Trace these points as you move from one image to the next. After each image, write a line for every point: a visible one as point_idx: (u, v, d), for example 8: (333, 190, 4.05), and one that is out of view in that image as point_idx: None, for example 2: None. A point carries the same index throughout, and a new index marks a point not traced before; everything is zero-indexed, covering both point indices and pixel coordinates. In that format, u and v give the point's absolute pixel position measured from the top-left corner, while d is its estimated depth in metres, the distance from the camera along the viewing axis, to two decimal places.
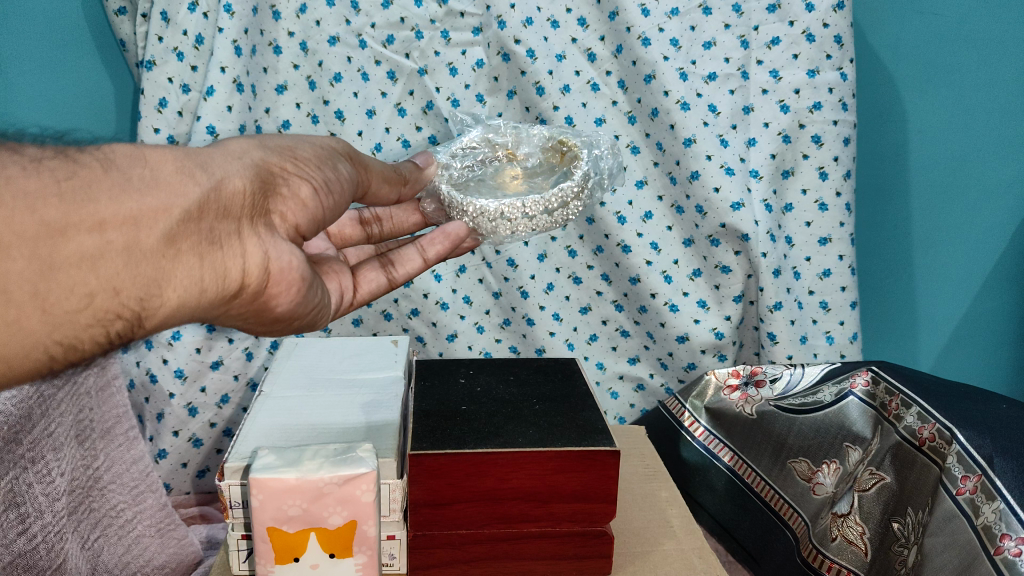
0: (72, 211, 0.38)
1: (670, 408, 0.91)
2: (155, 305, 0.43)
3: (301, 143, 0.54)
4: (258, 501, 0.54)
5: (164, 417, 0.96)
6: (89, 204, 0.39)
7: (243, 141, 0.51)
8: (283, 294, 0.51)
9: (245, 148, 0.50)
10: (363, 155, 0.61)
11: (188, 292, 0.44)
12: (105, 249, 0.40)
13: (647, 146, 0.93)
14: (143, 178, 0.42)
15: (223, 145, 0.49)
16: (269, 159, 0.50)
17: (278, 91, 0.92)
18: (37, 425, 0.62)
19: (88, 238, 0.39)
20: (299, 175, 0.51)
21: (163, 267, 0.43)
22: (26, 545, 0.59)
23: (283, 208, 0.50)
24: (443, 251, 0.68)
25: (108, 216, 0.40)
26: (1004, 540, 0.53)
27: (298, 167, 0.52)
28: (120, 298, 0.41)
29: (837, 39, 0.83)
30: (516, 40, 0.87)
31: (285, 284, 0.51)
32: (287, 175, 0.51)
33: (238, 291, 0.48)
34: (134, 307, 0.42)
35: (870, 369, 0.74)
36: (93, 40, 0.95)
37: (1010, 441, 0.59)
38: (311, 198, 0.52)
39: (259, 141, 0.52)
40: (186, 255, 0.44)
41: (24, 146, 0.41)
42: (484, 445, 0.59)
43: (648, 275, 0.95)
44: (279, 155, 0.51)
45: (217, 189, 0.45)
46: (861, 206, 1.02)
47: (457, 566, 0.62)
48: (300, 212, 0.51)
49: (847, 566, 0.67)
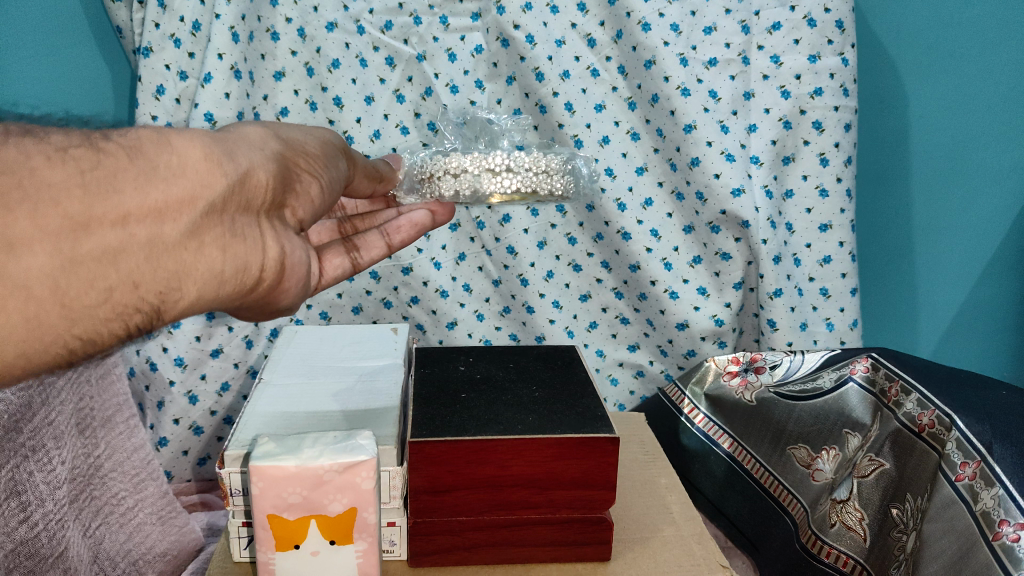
0: (96, 203, 0.36)
1: (669, 395, 0.92)
2: (174, 298, 0.42)
3: (308, 135, 0.54)
4: (258, 488, 0.54)
5: (165, 405, 0.97)
6: (113, 195, 0.37)
7: (256, 128, 0.49)
8: (290, 288, 0.52)
9: (265, 139, 0.48)
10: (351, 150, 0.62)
11: (207, 285, 0.43)
12: (128, 242, 0.38)
13: (647, 132, 0.92)
14: (170, 165, 0.40)
15: (240, 130, 0.47)
16: (286, 152, 0.49)
17: (277, 78, 0.91)
18: (38, 414, 0.62)
19: (111, 232, 0.37)
20: (311, 174, 0.52)
21: (185, 259, 0.41)
22: (27, 533, 0.59)
23: (294, 203, 0.51)
24: (407, 237, 0.69)
25: (132, 209, 0.38)
26: (1002, 526, 0.53)
27: (311, 164, 0.52)
28: (139, 292, 0.39)
29: (838, 25, 0.83)
30: (516, 25, 0.87)
31: (294, 278, 0.52)
32: (301, 171, 0.51)
33: (254, 285, 0.48)
34: (153, 301, 0.40)
35: (870, 355, 0.74)
36: (89, 27, 0.94)
37: (1010, 428, 0.58)
38: (318, 194, 0.53)
39: (268, 129, 0.50)
40: (208, 248, 0.42)
41: (49, 130, 0.38)
42: (484, 432, 0.59)
43: (647, 262, 0.95)
44: (293, 149, 0.50)
45: (243, 180, 0.44)
46: (862, 191, 1.02)
47: (457, 552, 0.62)
48: (307, 207, 0.52)
49: (847, 552, 0.67)
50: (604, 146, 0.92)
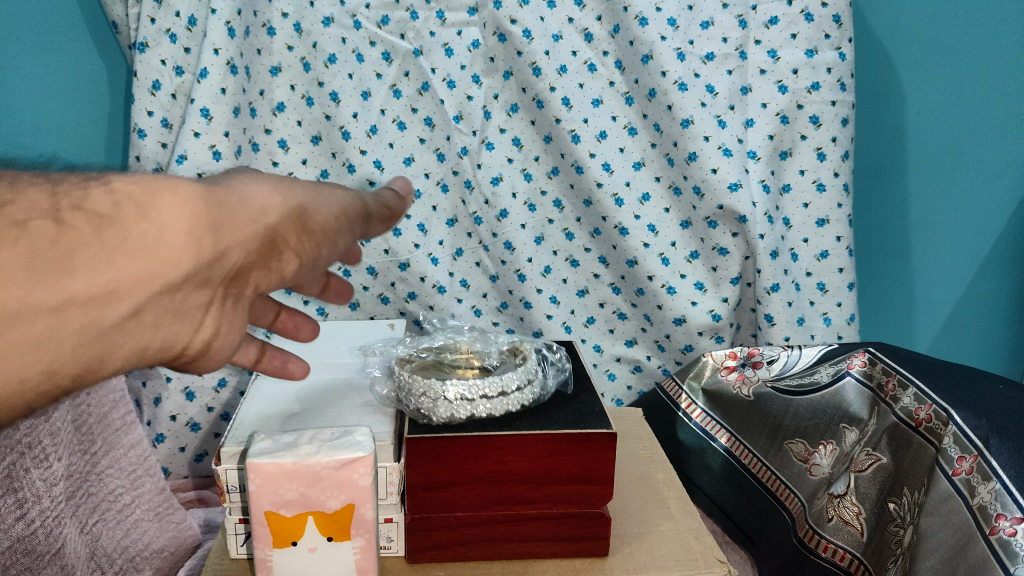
0: (41, 286, 0.31)
1: (667, 389, 0.92)
2: (90, 379, 0.35)
3: (321, 198, 0.43)
4: (256, 485, 0.54)
5: (162, 401, 0.96)
6: (64, 276, 0.31)
7: (261, 184, 0.41)
8: (214, 360, 0.43)
9: (267, 205, 0.40)
10: (364, 198, 0.46)
11: (129, 361, 0.36)
12: (59, 329, 0.32)
13: (645, 127, 0.92)
14: (143, 238, 0.34)
15: (240, 186, 0.40)
16: (282, 223, 0.40)
17: (273, 73, 0.90)
18: (33, 411, 0.62)
19: (46, 318, 0.31)
20: (298, 252, 0.42)
21: (115, 340, 0.34)
22: (25, 529, 0.59)
23: (260, 279, 0.41)
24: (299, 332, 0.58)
25: (78, 293, 0.32)
26: (998, 520, 0.53)
27: (304, 240, 0.42)
28: (53, 381, 0.32)
29: (836, 18, 0.84)
30: (512, 20, 0.87)
31: (222, 354, 0.43)
32: (289, 248, 0.41)
33: (173, 358, 0.40)
34: (66, 386, 0.33)
35: (866, 349, 0.74)
36: (84, 22, 0.90)
37: (1007, 421, 0.59)
38: (294, 274, 0.43)
39: (279, 186, 0.41)
40: (145, 326, 0.35)
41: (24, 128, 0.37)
42: (482, 429, 0.59)
43: (644, 258, 0.94)
44: (293, 220, 0.41)
45: (214, 262, 0.37)
46: (861, 185, 1.00)
47: (454, 548, 0.62)
48: (275, 285, 0.42)
49: (843, 546, 0.67)
50: (602, 141, 0.92)
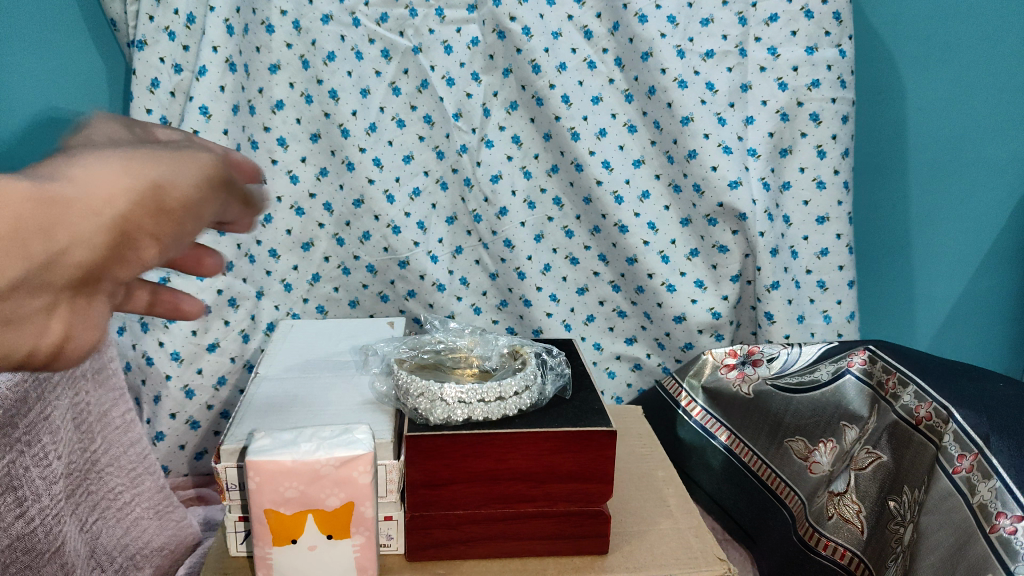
0: None
1: (667, 388, 0.92)
2: None
3: (171, 170, 0.30)
4: (256, 483, 0.54)
5: (161, 399, 0.95)
6: None
7: (91, 161, 0.29)
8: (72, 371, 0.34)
9: (96, 191, 0.28)
10: (229, 175, 0.33)
11: None
12: None
13: (644, 125, 0.91)
14: None
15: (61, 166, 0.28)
16: (123, 210, 0.29)
17: (272, 71, 0.90)
18: (33, 409, 0.61)
19: None
20: (151, 244, 0.30)
21: None
22: (24, 528, 0.59)
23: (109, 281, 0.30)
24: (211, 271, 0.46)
25: None
26: (998, 518, 0.53)
27: (158, 229, 0.30)
28: None
29: (836, 16, 0.84)
30: (511, 17, 0.87)
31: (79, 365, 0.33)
32: (137, 241, 0.30)
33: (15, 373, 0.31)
34: None
35: (867, 347, 0.74)
36: (82, 18, 0.90)
37: (1008, 420, 0.59)
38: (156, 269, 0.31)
39: (111, 160, 0.29)
40: None
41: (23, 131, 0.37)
42: (480, 427, 0.59)
43: (644, 256, 0.94)
44: (136, 205, 0.29)
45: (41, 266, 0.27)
46: (862, 182, 1.00)
47: (454, 546, 0.62)
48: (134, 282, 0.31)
49: (844, 544, 0.67)
50: (602, 138, 0.91)
